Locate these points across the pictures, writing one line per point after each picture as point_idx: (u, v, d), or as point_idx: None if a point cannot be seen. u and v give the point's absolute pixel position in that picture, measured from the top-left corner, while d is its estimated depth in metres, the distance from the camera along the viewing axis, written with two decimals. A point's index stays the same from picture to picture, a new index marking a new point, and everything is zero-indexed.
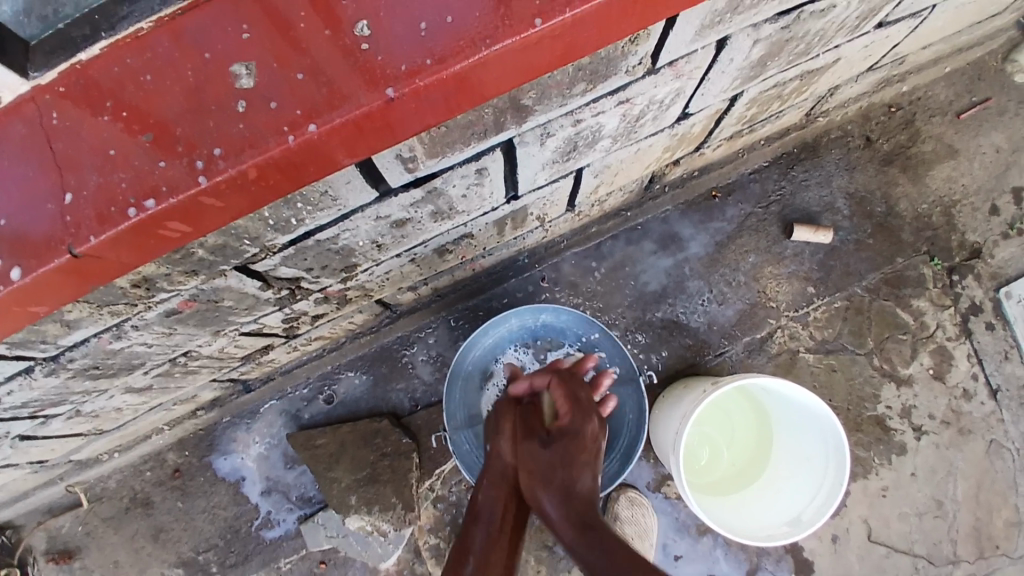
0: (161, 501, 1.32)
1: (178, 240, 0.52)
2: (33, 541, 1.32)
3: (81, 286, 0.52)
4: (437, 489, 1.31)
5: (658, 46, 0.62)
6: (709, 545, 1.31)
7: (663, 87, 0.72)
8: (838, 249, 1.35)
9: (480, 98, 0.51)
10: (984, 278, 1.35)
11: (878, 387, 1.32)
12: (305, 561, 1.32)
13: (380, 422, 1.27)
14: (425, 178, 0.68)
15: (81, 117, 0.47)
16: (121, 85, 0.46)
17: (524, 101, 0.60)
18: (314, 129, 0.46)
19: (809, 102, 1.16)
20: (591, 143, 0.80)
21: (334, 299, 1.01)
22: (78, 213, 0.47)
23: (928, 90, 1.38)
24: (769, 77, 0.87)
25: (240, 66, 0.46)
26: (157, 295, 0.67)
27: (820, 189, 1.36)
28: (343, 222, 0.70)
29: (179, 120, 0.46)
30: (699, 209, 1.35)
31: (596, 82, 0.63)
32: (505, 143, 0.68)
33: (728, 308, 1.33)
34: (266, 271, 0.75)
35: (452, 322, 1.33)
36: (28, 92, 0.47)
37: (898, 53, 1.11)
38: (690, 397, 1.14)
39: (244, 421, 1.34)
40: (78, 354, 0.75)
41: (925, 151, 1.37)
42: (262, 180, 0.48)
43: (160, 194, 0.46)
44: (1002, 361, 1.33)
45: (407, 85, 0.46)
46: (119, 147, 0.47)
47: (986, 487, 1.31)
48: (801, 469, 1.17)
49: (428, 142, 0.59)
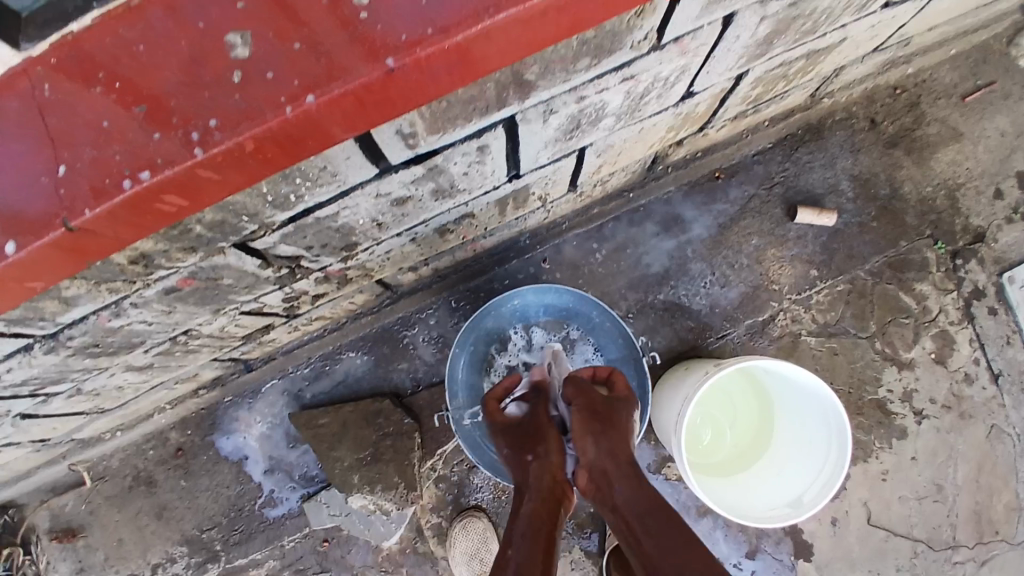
0: (164, 479, 1.33)
1: (174, 215, 0.52)
2: (37, 519, 1.33)
3: (78, 261, 0.52)
4: (438, 470, 1.31)
5: (664, 21, 0.61)
6: (708, 525, 1.31)
7: (667, 64, 0.71)
8: (843, 232, 1.34)
9: (483, 71, 0.50)
10: (988, 262, 1.34)
11: (879, 371, 1.32)
12: (308, 539, 1.33)
13: (380, 403, 1.27)
14: (426, 155, 0.67)
15: (74, 89, 0.46)
16: (114, 56, 0.45)
17: (527, 76, 0.59)
18: (312, 101, 0.45)
19: (815, 83, 1.14)
20: (595, 121, 0.79)
21: (334, 279, 1.01)
22: (73, 186, 0.46)
23: (933, 73, 1.36)
24: (774, 56, 0.85)
25: (236, 36, 0.45)
26: (156, 272, 0.67)
27: (824, 171, 1.35)
28: (343, 200, 0.70)
29: (173, 91, 0.45)
30: (703, 190, 1.34)
31: (600, 57, 0.62)
32: (506, 120, 0.67)
33: (730, 290, 1.32)
34: (265, 249, 0.75)
35: (453, 303, 1.33)
36: (21, 64, 0.46)
37: (904, 34, 1.09)
38: (691, 379, 1.13)
39: (246, 401, 1.34)
40: (78, 331, 0.74)
41: (929, 134, 1.35)
42: (260, 154, 0.48)
43: (155, 167, 0.46)
44: (1003, 346, 1.32)
45: (408, 56, 0.45)
46: (113, 120, 0.46)
47: (985, 471, 1.31)
48: (802, 452, 1.17)
49: (429, 117, 0.58)
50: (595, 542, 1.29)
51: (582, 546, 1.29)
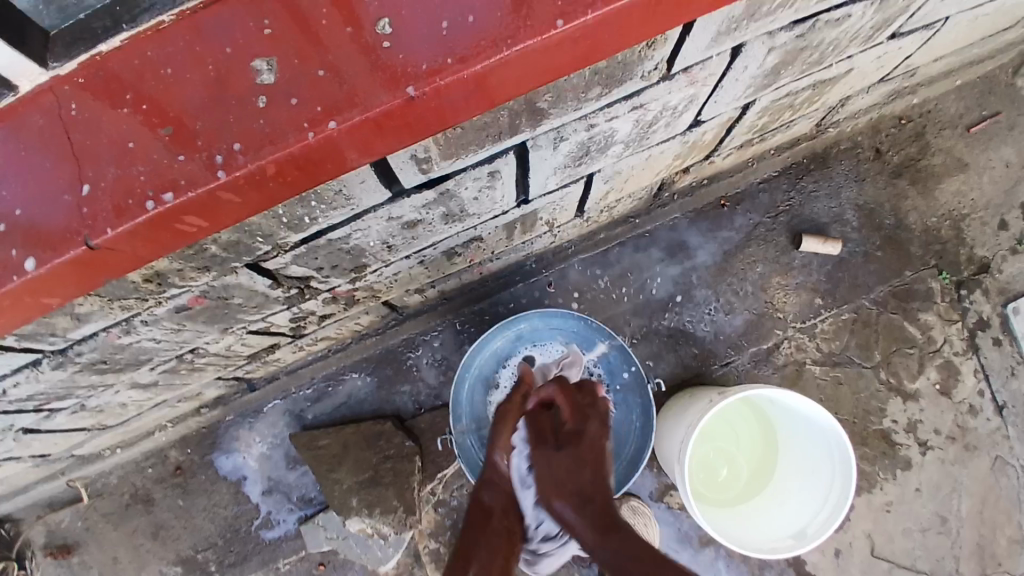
0: (162, 498, 1.32)
1: (194, 235, 0.52)
2: (33, 535, 1.32)
3: (95, 278, 0.52)
4: (438, 494, 1.30)
5: (674, 52, 0.62)
6: (710, 557, 1.30)
7: (676, 93, 0.72)
8: (847, 261, 1.34)
9: (500, 99, 0.51)
10: (992, 293, 1.34)
11: (884, 401, 1.31)
12: (304, 562, 1.31)
13: (383, 424, 1.27)
14: (438, 180, 0.68)
15: (101, 109, 0.47)
16: (141, 78, 0.47)
17: (540, 104, 0.60)
18: (333, 126, 0.46)
19: (820, 112, 1.16)
20: (603, 148, 0.80)
21: (342, 299, 1.01)
22: (96, 204, 0.47)
23: (938, 103, 1.38)
24: (781, 86, 0.87)
25: (261, 62, 0.46)
26: (168, 291, 0.68)
27: (829, 201, 1.36)
28: (355, 222, 0.70)
29: (198, 113, 0.46)
30: (708, 217, 1.35)
31: (612, 86, 0.63)
32: (518, 146, 0.68)
33: (735, 317, 1.33)
34: (277, 269, 0.75)
35: (458, 326, 1.33)
36: (48, 82, 0.47)
37: (909, 65, 1.11)
38: (696, 407, 1.13)
39: (247, 420, 1.33)
40: (86, 347, 0.75)
41: (934, 164, 1.37)
42: (280, 176, 0.48)
43: (178, 187, 0.46)
44: (1008, 378, 1.32)
45: (428, 84, 0.46)
46: (138, 140, 0.47)
47: (991, 504, 1.30)
48: (807, 481, 1.17)
49: (443, 143, 0.59)
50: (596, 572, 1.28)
51: None
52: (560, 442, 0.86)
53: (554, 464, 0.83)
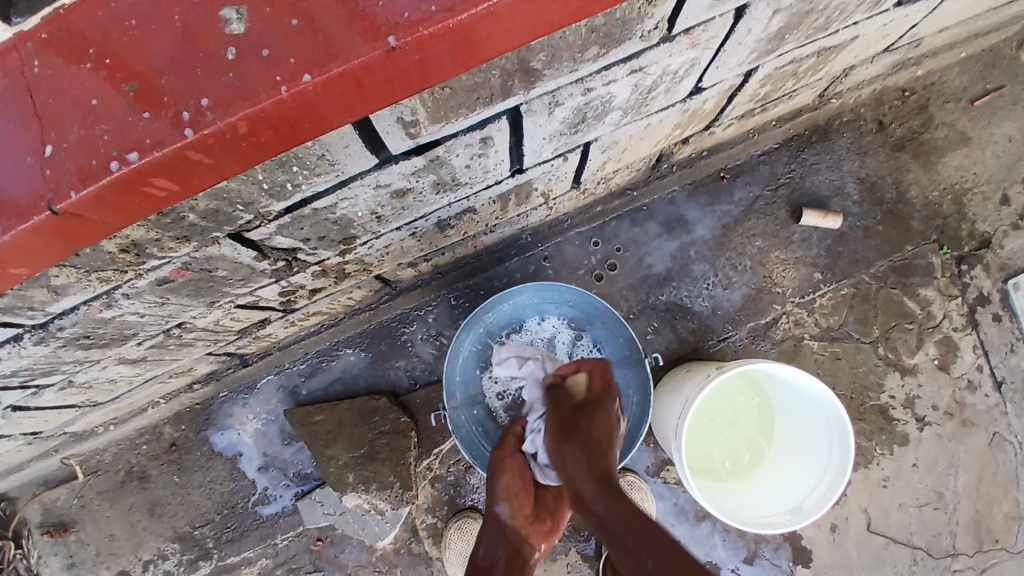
0: (157, 474, 1.31)
1: (166, 201, 0.49)
2: (28, 513, 1.31)
3: (66, 246, 0.50)
4: (435, 469, 1.30)
5: (675, 11, 0.59)
6: (706, 530, 1.30)
7: (677, 56, 0.69)
8: (848, 235, 1.32)
9: (487, 54, 0.48)
10: (993, 268, 1.32)
11: (882, 376, 1.30)
12: (302, 538, 1.31)
13: (378, 401, 1.25)
14: (428, 146, 0.65)
15: (63, 66, 0.44)
16: (106, 32, 0.44)
17: (534, 64, 0.57)
18: (308, 81, 0.43)
19: (823, 83, 1.13)
20: (600, 115, 0.77)
21: (332, 272, 0.99)
22: (59, 167, 0.44)
23: (942, 75, 1.34)
24: (785, 52, 0.84)
25: (231, 12, 0.43)
26: (148, 262, 0.65)
27: (830, 173, 1.33)
28: (342, 190, 0.68)
29: (164, 68, 0.43)
30: (707, 191, 1.32)
31: (609, 47, 0.60)
32: (511, 111, 0.65)
33: (733, 292, 1.31)
34: (261, 240, 0.73)
35: (453, 300, 1.31)
36: (12, 40, 0.44)
37: (915, 34, 1.07)
38: (693, 381, 1.11)
39: (240, 396, 1.32)
40: (68, 322, 0.72)
41: (937, 138, 1.34)
42: (253, 136, 0.46)
43: (144, 147, 0.44)
44: (1007, 354, 1.31)
45: (410, 34, 0.43)
46: (102, 98, 0.44)
47: (987, 479, 1.29)
48: (804, 458, 1.16)
49: (432, 105, 0.57)
50: (592, 545, 1.27)
51: (579, 549, 1.27)
52: (580, 412, 0.86)
53: (576, 433, 0.82)
